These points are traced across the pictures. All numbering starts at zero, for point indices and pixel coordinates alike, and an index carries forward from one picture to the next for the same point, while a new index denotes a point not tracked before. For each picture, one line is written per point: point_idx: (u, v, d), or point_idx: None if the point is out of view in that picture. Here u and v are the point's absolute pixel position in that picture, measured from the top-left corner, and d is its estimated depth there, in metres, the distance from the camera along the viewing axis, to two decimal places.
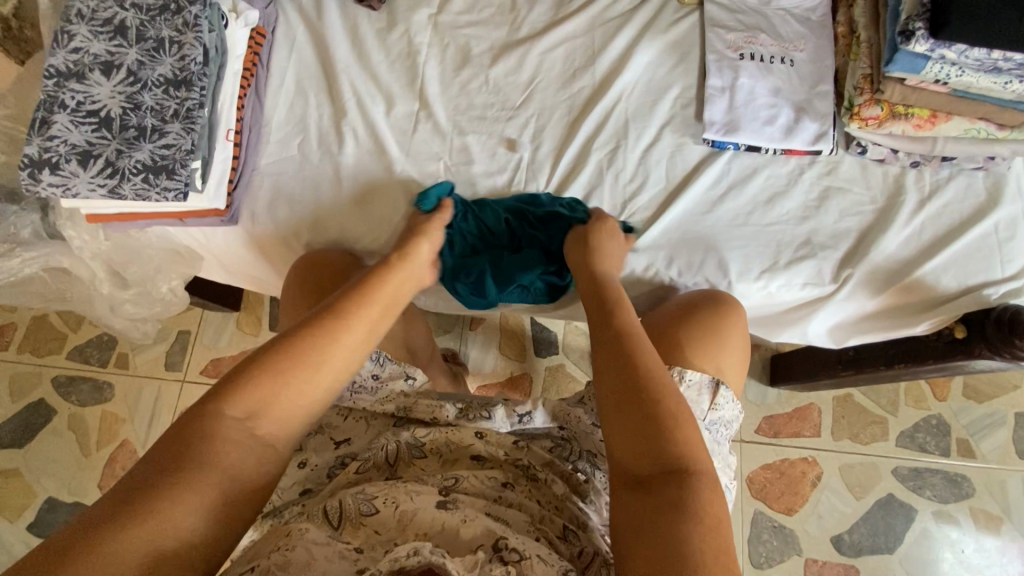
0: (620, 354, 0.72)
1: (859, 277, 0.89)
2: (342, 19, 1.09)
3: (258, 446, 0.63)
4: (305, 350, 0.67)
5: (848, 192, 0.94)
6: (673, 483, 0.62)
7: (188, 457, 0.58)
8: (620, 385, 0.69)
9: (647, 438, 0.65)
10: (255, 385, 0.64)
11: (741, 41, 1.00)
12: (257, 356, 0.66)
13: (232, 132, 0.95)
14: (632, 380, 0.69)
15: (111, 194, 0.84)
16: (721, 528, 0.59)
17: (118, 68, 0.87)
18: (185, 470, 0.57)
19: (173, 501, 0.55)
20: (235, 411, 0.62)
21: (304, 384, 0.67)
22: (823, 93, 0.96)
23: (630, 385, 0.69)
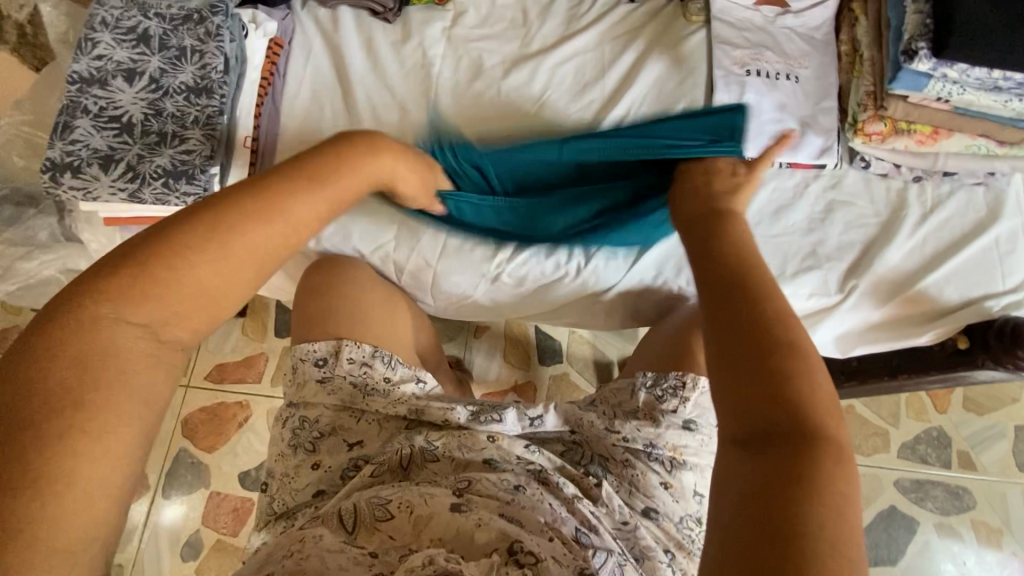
0: (741, 305, 0.58)
1: (863, 288, 0.91)
2: (358, 30, 1.12)
3: (139, 386, 0.51)
4: (227, 213, 0.57)
5: (852, 205, 0.96)
6: (796, 444, 0.49)
7: (84, 404, 0.48)
8: (732, 328, 0.57)
9: (771, 391, 0.52)
10: (192, 236, 0.55)
11: (747, 58, 1.03)
12: (163, 230, 0.55)
13: (250, 138, 0.99)
14: (755, 343, 0.55)
15: (132, 198, 0.85)
16: (847, 516, 0.46)
17: (141, 75, 0.89)
18: (77, 412, 0.47)
19: (94, 436, 0.47)
20: (149, 291, 0.52)
21: (228, 223, 0.57)
22: (827, 109, 0.99)
23: (741, 336, 0.56)
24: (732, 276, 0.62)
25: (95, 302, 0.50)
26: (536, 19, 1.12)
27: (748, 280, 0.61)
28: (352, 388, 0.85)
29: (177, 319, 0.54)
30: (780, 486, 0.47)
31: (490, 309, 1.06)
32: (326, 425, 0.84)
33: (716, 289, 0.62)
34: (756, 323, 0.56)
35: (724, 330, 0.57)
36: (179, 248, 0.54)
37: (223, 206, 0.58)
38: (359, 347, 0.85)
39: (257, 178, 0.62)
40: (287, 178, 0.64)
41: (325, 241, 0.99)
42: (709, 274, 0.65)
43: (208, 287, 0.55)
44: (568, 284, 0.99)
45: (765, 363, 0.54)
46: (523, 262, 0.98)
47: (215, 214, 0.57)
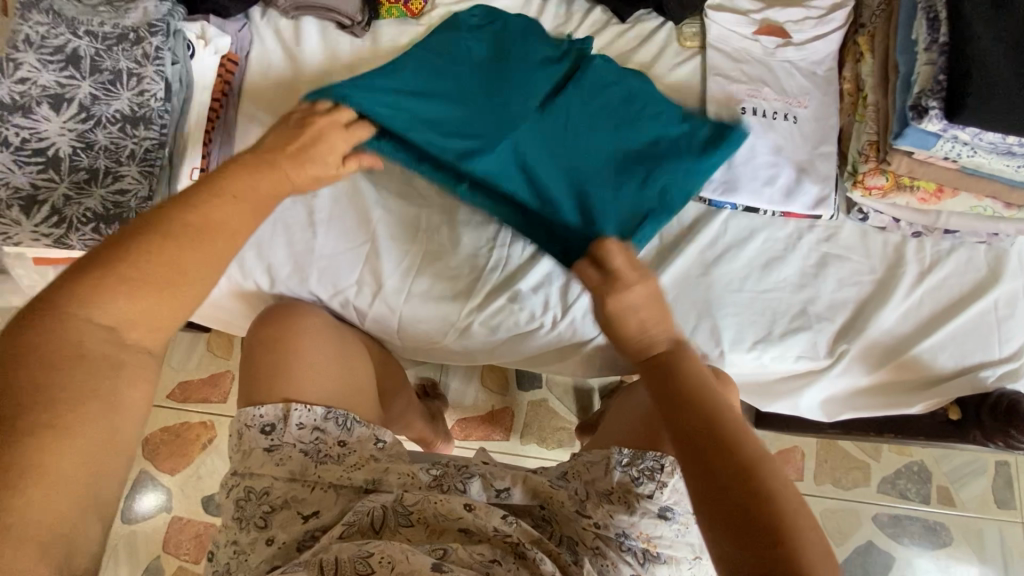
0: (709, 414, 0.59)
1: (853, 353, 0.86)
2: (322, 45, 1.03)
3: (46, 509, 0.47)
4: (146, 238, 0.54)
5: (847, 259, 0.90)
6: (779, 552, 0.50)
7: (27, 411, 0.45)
8: (702, 450, 0.56)
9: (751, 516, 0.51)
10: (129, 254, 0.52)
11: (743, 93, 0.95)
12: (93, 259, 0.52)
13: (198, 169, 0.87)
14: (727, 456, 0.55)
15: (58, 244, 0.77)
16: None
17: (69, 102, 0.80)
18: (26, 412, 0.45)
19: (62, 435, 0.46)
20: (80, 303, 0.50)
21: (155, 245, 0.54)
22: (825, 154, 0.92)
23: (718, 453, 0.55)
24: (693, 387, 0.62)
25: (35, 328, 0.48)
26: None
27: (689, 378, 0.63)
28: (303, 457, 0.77)
29: (144, 318, 0.52)
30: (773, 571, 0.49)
31: (459, 355, 0.98)
32: (278, 497, 0.76)
33: (664, 396, 0.62)
34: (719, 436, 0.57)
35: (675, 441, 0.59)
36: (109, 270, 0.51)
37: (140, 229, 0.54)
38: (310, 411, 0.77)
39: (174, 198, 0.58)
40: (198, 190, 0.59)
41: (280, 284, 0.91)
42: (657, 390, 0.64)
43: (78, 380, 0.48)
44: (543, 336, 0.91)
45: (741, 482, 0.53)
46: (496, 311, 0.90)
47: (131, 246, 0.52)
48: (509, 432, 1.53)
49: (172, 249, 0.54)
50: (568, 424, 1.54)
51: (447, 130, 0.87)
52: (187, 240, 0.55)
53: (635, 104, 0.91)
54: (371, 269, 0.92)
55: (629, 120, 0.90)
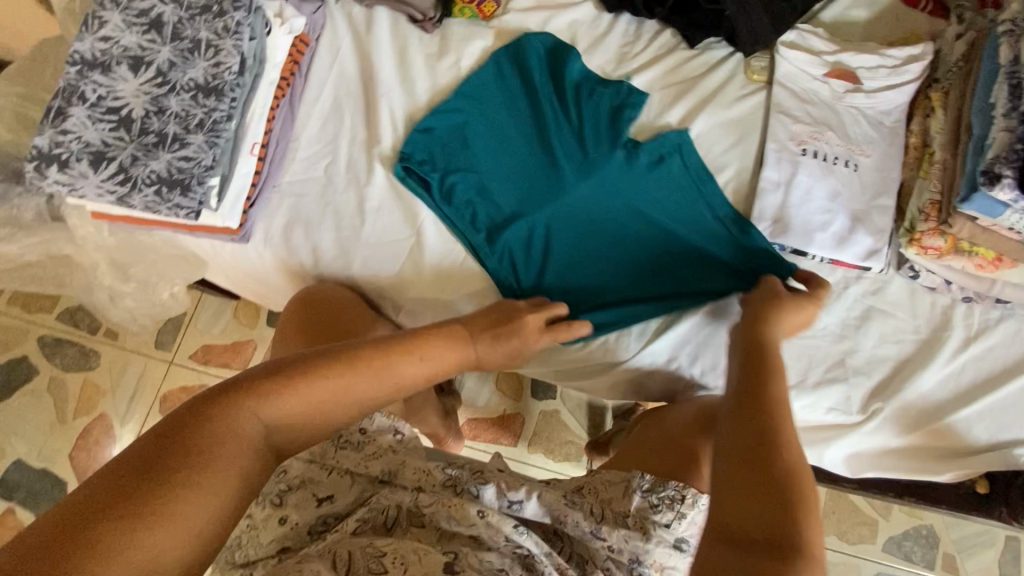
0: (767, 412, 0.64)
1: (887, 413, 0.85)
2: (392, 36, 1.04)
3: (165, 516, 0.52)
4: (314, 376, 0.63)
5: (891, 316, 0.89)
6: (771, 548, 0.54)
7: (178, 470, 0.52)
8: (751, 422, 0.64)
9: (762, 500, 0.57)
10: (293, 384, 0.61)
11: (806, 135, 0.94)
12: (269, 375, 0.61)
13: (259, 146, 0.90)
14: (768, 460, 0.60)
15: (120, 202, 0.79)
16: None
17: (147, 66, 0.82)
18: (177, 469, 0.52)
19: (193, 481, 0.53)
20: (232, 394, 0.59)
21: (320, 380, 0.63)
22: (882, 207, 0.91)
23: (748, 394, 0.67)
24: (773, 391, 0.67)
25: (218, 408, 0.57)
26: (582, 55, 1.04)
27: (773, 375, 0.68)
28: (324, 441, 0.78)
29: (296, 425, 0.62)
30: (756, 549, 0.54)
31: None
32: (295, 478, 0.76)
33: (749, 371, 0.69)
34: (766, 429, 0.62)
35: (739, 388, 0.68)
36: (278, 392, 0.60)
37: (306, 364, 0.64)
38: None
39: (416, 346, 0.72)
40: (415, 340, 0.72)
41: (323, 267, 0.93)
42: (740, 339, 0.74)
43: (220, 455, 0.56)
44: (573, 352, 0.91)
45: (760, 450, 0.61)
46: None
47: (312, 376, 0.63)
48: (517, 438, 1.53)
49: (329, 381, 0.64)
50: (577, 438, 1.53)
51: (489, 186, 0.95)
52: (345, 386, 0.64)
53: (683, 172, 0.94)
54: (413, 265, 0.93)
55: (671, 201, 0.93)
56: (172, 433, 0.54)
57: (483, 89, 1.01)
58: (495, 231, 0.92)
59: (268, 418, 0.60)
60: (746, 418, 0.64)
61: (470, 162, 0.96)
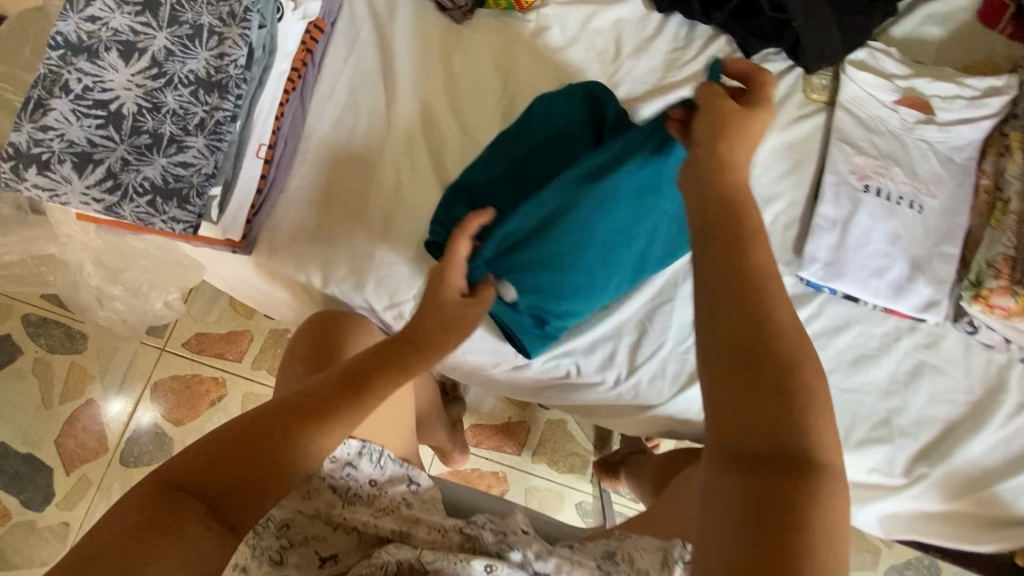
0: (771, 331, 0.49)
1: (933, 478, 0.80)
2: (416, 25, 0.93)
3: None
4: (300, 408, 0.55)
5: (944, 373, 0.83)
6: (790, 500, 0.45)
7: (134, 537, 0.46)
8: (736, 346, 0.49)
9: (778, 499, 0.45)
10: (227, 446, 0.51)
11: (869, 168, 0.86)
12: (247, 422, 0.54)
13: (266, 147, 0.80)
14: (784, 397, 0.47)
15: (108, 211, 0.69)
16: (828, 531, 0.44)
17: (140, 53, 0.71)
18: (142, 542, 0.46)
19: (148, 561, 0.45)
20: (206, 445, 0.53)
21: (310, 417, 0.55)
22: (945, 255, 0.84)
23: (738, 354, 0.48)
24: (757, 265, 0.51)
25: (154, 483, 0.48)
26: (627, 59, 0.94)
27: (745, 223, 0.53)
28: (332, 494, 0.72)
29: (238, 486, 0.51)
30: (776, 516, 0.45)
31: (505, 385, 0.91)
32: (297, 533, 0.70)
33: (699, 238, 0.54)
34: (797, 383, 0.48)
35: (716, 299, 0.50)
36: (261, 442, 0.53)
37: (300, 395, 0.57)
38: (346, 445, 0.73)
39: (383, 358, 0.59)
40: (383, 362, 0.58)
41: (332, 284, 0.84)
42: (701, 160, 0.57)
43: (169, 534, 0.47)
44: (600, 392, 0.84)
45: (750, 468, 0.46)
46: (555, 357, 0.83)
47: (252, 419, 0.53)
48: (521, 447, 1.49)
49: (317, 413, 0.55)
50: (583, 450, 1.49)
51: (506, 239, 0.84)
52: (334, 422, 0.55)
53: None
54: None
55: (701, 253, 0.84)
56: (143, 506, 0.48)
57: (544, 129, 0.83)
58: (501, 293, 0.82)
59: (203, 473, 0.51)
60: (727, 370, 0.48)
61: (502, 213, 0.85)
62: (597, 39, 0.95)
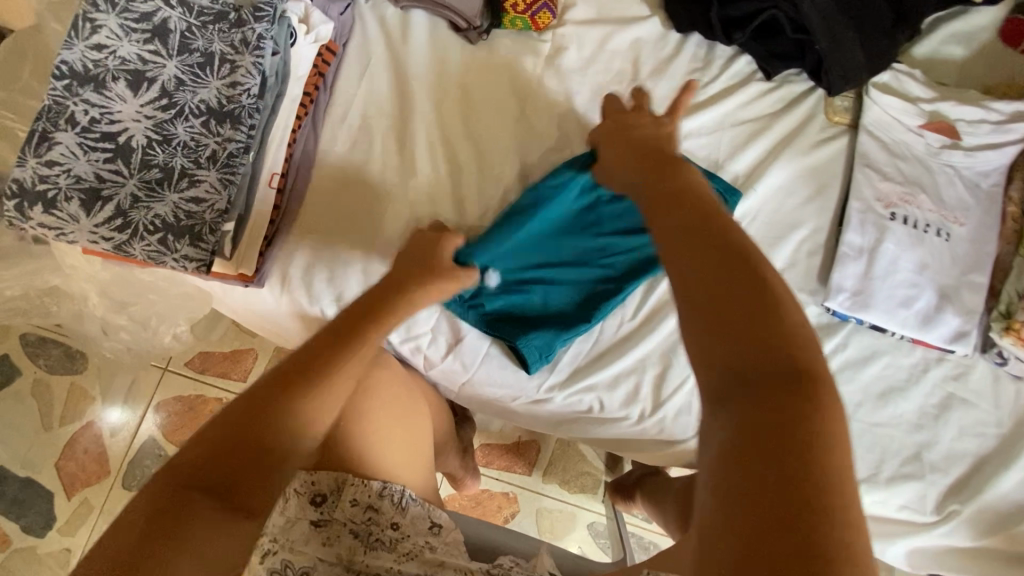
0: (732, 237, 0.46)
1: (964, 515, 0.78)
2: (431, 47, 0.91)
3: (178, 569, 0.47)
4: (291, 378, 0.54)
5: (974, 406, 0.81)
6: (803, 452, 0.37)
7: (163, 517, 0.46)
8: (705, 237, 0.46)
9: (777, 433, 0.38)
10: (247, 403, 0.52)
11: (895, 195, 0.84)
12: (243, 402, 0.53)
13: (278, 176, 0.78)
14: (764, 296, 0.42)
15: (118, 250, 0.66)
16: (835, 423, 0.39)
17: (149, 83, 0.68)
18: (179, 517, 0.47)
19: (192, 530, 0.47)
20: (208, 431, 0.52)
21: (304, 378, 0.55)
22: (974, 284, 0.82)
23: (702, 265, 0.45)
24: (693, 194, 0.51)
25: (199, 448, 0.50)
26: (647, 81, 0.92)
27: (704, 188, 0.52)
28: (353, 539, 0.70)
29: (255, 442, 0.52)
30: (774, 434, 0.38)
31: (524, 418, 0.89)
32: None
33: (667, 192, 0.52)
34: (753, 270, 0.43)
35: (669, 221, 0.49)
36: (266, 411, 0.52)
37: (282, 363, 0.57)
38: (365, 486, 0.72)
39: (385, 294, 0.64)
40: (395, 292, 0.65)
41: None
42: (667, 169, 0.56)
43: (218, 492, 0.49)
44: (624, 427, 0.82)
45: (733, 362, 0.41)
46: (578, 393, 0.81)
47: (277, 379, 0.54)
48: (532, 467, 1.46)
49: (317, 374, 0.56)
50: (594, 470, 1.47)
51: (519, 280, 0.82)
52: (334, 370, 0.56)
53: None
54: (450, 321, 0.82)
55: None
56: (159, 505, 0.47)
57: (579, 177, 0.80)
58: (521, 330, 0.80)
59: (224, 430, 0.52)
60: (709, 272, 0.44)
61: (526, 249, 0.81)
62: (615, 60, 0.93)
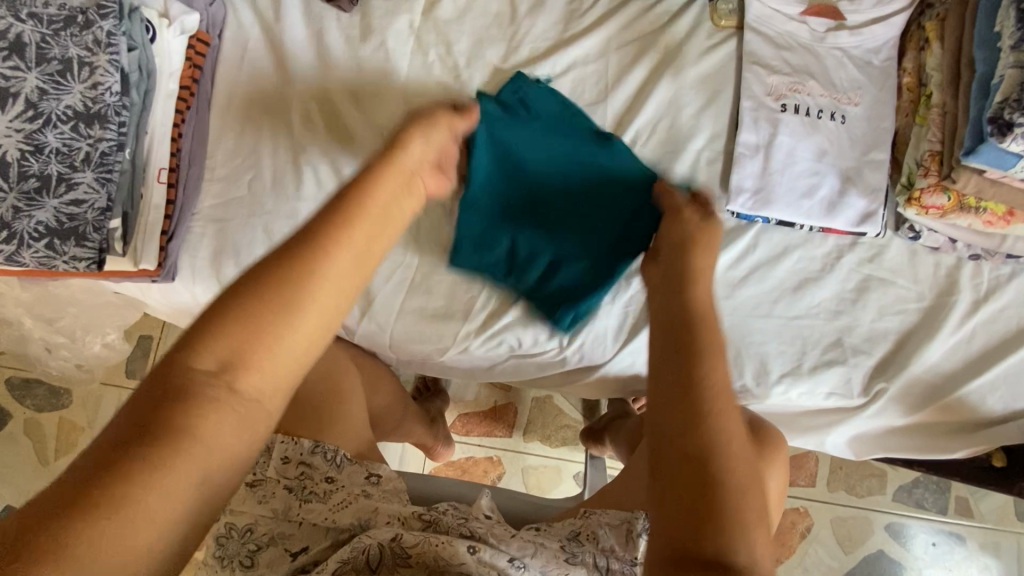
0: (680, 371, 0.54)
1: (892, 391, 0.78)
2: (305, 22, 0.91)
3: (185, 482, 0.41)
4: (288, 290, 0.47)
5: (892, 284, 0.80)
6: None
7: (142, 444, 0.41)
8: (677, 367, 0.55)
9: (690, 504, 0.49)
10: (235, 308, 0.46)
11: (785, 87, 0.83)
12: (215, 307, 0.47)
13: (167, 170, 0.79)
14: (686, 420, 0.52)
15: (10, 262, 0.69)
16: None
17: (14, 98, 0.70)
18: (155, 451, 0.40)
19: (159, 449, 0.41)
20: (208, 358, 0.45)
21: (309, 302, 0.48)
22: (875, 162, 0.81)
23: (691, 417, 0.52)
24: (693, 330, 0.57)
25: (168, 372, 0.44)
26: (527, 18, 0.91)
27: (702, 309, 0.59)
28: (287, 495, 0.72)
29: (256, 344, 0.46)
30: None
31: (461, 372, 0.89)
32: (263, 535, 0.71)
33: (663, 339, 0.58)
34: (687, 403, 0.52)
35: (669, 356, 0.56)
36: (266, 339, 0.46)
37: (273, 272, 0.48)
38: (296, 443, 0.73)
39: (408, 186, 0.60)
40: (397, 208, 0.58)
41: None
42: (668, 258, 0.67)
43: (206, 407, 0.43)
44: (548, 360, 0.84)
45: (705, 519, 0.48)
46: (496, 335, 0.83)
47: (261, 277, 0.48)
48: (512, 429, 1.48)
49: (312, 280, 0.48)
50: (573, 422, 1.48)
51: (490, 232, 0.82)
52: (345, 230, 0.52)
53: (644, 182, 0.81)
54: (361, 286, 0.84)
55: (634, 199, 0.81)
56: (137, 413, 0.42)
57: (483, 117, 0.81)
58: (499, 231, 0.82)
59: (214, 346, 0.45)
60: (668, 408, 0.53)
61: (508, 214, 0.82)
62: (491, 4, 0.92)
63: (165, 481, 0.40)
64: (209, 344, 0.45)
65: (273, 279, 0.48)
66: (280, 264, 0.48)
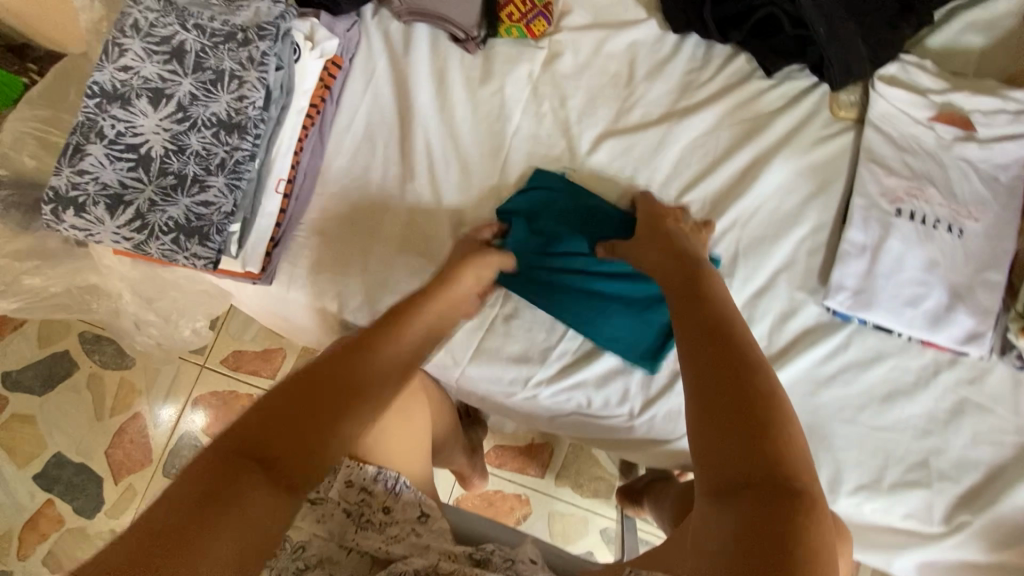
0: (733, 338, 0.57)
1: (976, 527, 0.74)
2: (431, 58, 0.95)
3: (239, 506, 0.44)
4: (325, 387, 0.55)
5: (990, 412, 0.77)
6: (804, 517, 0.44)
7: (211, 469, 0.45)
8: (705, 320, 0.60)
9: (757, 447, 0.48)
10: (279, 406, 0.52)
11: (902, 191, 0.81)
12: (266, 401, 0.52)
13: (285, 182, 0.83)
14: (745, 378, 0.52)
15: (137, 249, 0.74)
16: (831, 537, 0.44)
17: (168, 99, 0.76)
18: (210, 505, 0.43)
19: (207, 519, 0.42)
20: (260, 436, 0.49)
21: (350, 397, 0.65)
22: (989, 282, 0.77)
23: (735, 377, 0.52)
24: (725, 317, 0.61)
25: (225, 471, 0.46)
26: (644, 83, 0.93)
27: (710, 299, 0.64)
28: (344, 518, 0.71)
29: (306, 429, 0.51)
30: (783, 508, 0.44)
31: (520, 416, 0.89)
32: (313, 555, 0.65)
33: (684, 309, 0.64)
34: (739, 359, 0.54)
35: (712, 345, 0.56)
36: (349, 378, 0.57)
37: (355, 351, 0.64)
38: (360, 468, 0.75)
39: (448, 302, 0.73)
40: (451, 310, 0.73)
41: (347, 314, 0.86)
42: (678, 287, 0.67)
43: (258, 484, 0.46)
44: (616, 424, 0.82)
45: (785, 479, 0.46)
46: (565, 391, 0.82)
47: (316, 380, 0.55)
48: (544, 470, 1.46)
49: (359, 383, 0.57)
50: (608, 474, 1.45)
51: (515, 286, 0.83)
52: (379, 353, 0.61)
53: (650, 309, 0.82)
54: None
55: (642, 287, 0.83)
56: (208, 462, 0.46)
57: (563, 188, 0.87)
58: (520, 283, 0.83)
59: (256, 434, 0.49)
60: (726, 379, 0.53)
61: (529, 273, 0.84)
62: (610, 63, 0.94)
63: (229, 518, 0.43)
64: (275, 405, 0.51)
65: (313, 380, 0.55)
66: (303, 381, 0.55)
